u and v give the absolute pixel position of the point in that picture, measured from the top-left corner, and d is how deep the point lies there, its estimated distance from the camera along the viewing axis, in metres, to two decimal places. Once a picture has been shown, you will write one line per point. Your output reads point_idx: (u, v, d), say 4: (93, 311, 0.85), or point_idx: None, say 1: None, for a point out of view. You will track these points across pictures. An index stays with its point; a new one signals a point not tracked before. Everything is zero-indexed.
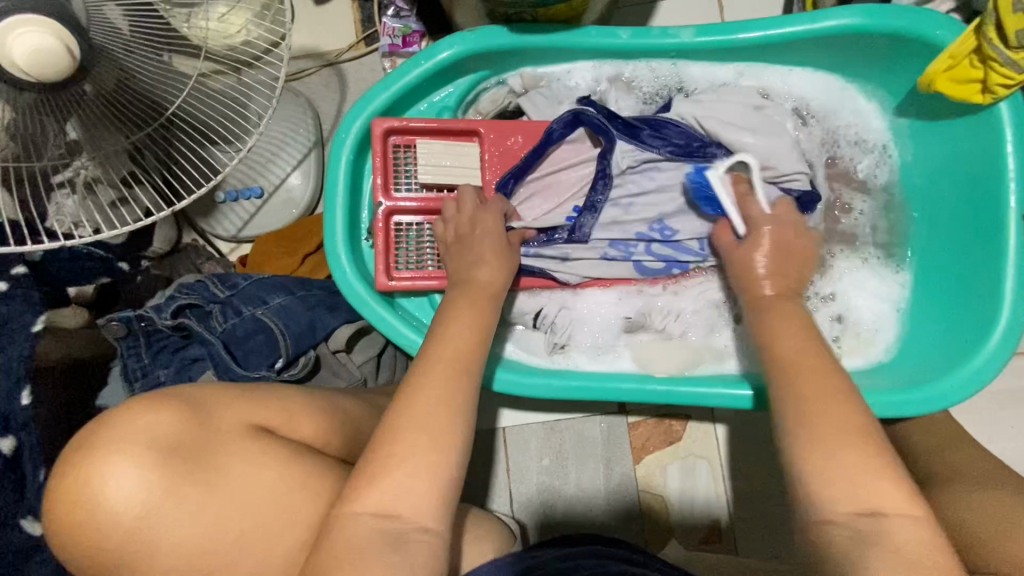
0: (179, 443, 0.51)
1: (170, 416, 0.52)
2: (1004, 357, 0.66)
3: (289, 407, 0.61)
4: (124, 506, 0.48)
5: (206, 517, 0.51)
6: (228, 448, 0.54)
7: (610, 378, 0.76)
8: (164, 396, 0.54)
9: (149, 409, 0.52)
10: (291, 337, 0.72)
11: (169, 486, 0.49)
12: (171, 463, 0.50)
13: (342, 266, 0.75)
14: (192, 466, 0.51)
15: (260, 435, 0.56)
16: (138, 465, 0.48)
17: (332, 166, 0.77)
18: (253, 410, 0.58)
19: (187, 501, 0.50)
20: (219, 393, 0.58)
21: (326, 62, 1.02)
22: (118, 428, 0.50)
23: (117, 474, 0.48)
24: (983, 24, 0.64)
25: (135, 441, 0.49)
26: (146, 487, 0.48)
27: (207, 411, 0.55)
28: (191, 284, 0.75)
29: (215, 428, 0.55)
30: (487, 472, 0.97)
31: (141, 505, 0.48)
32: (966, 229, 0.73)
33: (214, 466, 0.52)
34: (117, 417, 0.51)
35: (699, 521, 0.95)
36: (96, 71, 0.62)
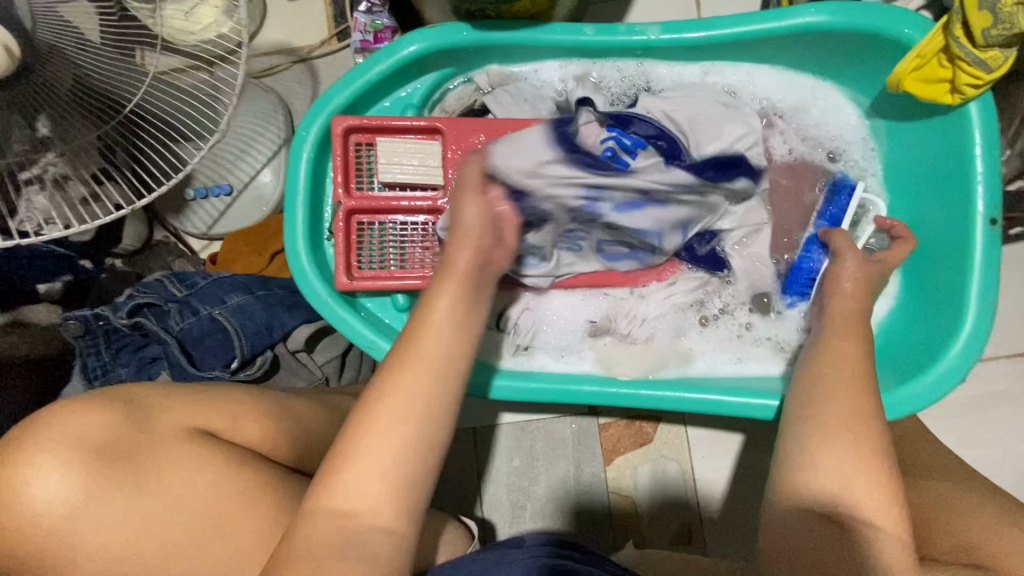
0: (110, 445, 0.52)
1: (103, 419, 0.53)
2: (967, 363, 0.65)
3: (230, 411, 0.60)
4: (45, 507, 0.49)
5: (131, 522, 0.51)
6: (162, 451, 0.54)
7: (572, 379, 0.75)
8: (102, 396, 0.55)
9: (76, 413, 0.52)
10: (246, 338, 0.71)
11: (96, 488, 0.50)
12: (100, 464, 0.51)
13: (302, 266, 0.75)
14: (123, 468, 0.52)
15: (199, 441, 0.56)
16: (65, 465, 0.50)
17: (293, 164, 0.77)
18: (194, 413, 0.58)
19: (112, 505, 0.51)
20: (160, 392, 0.58)
21: (298, 58, 1.00)
22: (42, 432, 0.51)
23: (44, 473, 0.49)
24: (949, 22, 0.62)
25: (63, 440, 0.51)
26: (72, 487, 0.50)
27: (143, 414, 0.55)
28: (149, 283, 0.75)
29: (152, 432, 0.55)
30: (455, 472, 0.97)
31: (64, 506, 0.50)
32: (935, 231, 0.72)
33: (146, 469, 0.53)
34: (48, 417, 0.52)
35: (668, 523, 0.94)
36: (47, 70, 0.61)
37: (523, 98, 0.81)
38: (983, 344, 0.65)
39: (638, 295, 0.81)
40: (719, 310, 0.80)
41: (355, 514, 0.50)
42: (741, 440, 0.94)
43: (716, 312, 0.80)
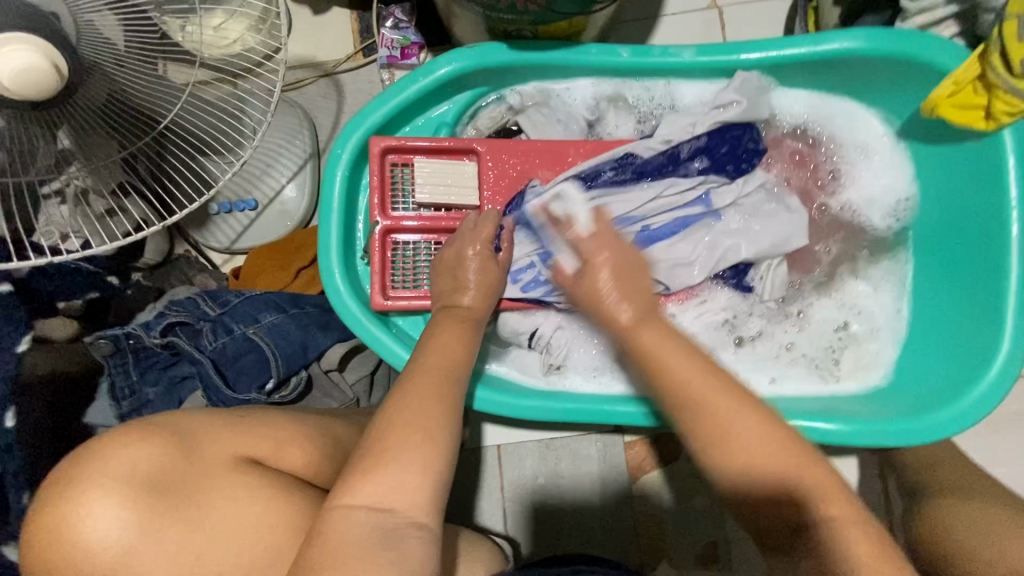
0: (162, 477, 0.50)
1: (153, 447, 0.51)
2: (1008, 385, 0.65)
3: (272, 438, 0.59)
4: (100, 545, 0.46)
5: (186, 558, 0.49)
6: (210, 483, 0.53)
7: (609, 400, 0.75)
8: (147, 426, 0.52)
9: (130, 443, 0.50)
10: (283, 357, 0.71)
11: (151, 523, 0.48)
12: (150, 502, 0.48)
13: (336, 285, 0.74)
14: (173, 501, 0.50)
15: (245, 471, 0.55)
16: (114, 505, 0.47)
17: (327, 181, 0.76)
18: (239, 441, 0.57)
19: (170, 542, 0.49)
20: (203, 422, 0.56)
21: (323, 72, 1.00)
22: (84, 471, 0.48)
23: (92, 512, 0.46)
24: (988, 50, 0.63)
25: (112, 477, 0.48)
26: (125, 525, 0.47)
27: (189, 441, 0.53)
28: (181, 301, 0.74)
29: (200, 459, 0.53)
30: (478, 488, 0.96)
31: (119, 544, 0.47)
32: (971, 255, 0.72)
33: (198, 503, 0.51)
34: (90, 452, 0.49)
35: (692, 542, 0.94)
36: (84, 87, 0.61)
37: (557, 118, 0.81)
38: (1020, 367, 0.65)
39: (672, 316, 0.80)
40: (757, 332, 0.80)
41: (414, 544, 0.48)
42: None
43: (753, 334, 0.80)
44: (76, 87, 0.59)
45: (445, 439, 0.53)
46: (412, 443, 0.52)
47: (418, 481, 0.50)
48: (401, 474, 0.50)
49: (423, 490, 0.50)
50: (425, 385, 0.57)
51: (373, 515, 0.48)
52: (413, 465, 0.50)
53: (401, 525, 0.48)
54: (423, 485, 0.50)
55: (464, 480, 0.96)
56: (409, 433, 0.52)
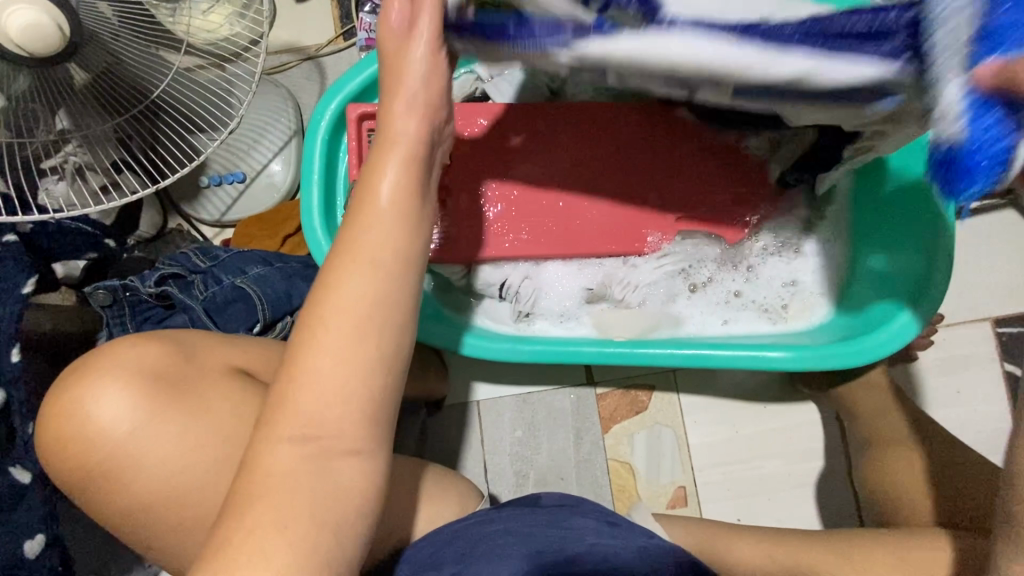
0: (165, 374, 0.56)
1: (159, 350, 0.57)
2: (927, 316, 0.72)
3: (265, 356, 0.65)
4: (113, 422, 0.53)
5: (186, 446, 0.55)
6: (209, 386, 0.58)
7: (572, 341, 0.81)
8: (151, 336, 0.58)
9: (140, 342, 0.57)
10: (269, 303, 0.77)
11: (158, 407, 0.55)
12: (153, 396, 0.55)
13: (319, 240, 0.81)
14: (173, 399, 0.56)
15: (238, 376, 0.60)
16: (122, 395, 0.54)
17: (308, 146, 0.83)
18: (234, 353, 0.62)
19: (175, 426, 0.55)
20: (207, 336, 0.62)
21: (306, 56, 1.07)
22: (99, 365, 0.54)
23: (102, 397, 0.53)
24: None
25: (122, 371, 0.54)
26: (136, 407, 0.54)
27: (191, 350, 0.59)
28: (174, 257, 0.79)
29: (200, 365, 0.59)
30: (460, 442, 1.01)
31: (130, 423, 0.54)
32: (898, 195, 0.79)
33: (198, 398, 0.57)
34: (103, 353, 0.55)
35: (664, 486, 0.99)
36: (85, 58, 0.67)
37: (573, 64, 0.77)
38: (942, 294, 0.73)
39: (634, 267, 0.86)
40: (708, 279, 0.87)
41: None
42: (729, 405, 1.00)
43: (705, 280, 0.87)
44: (75, 55, 0.66)
45: (385, 294, 0.47)
46: (348, 294, 0.47)
47: (346, 335, 0.46)
48: (328, 321, 0.46)
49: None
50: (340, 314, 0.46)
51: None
52: None
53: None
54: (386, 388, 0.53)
55: (447, 436, 1.02)
56: None
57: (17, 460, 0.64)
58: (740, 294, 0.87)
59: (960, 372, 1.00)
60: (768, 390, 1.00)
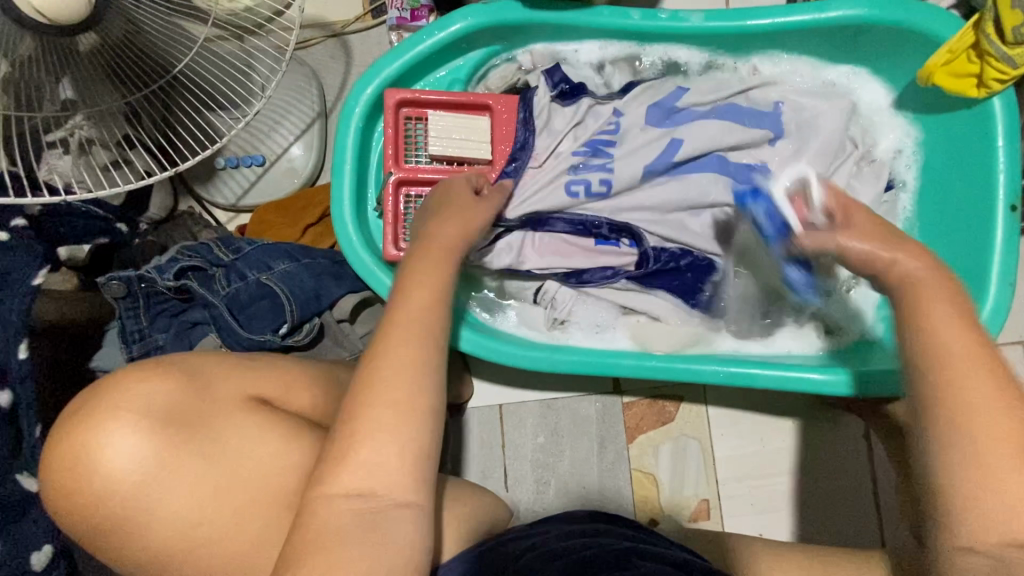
0: (173, 413, 0.53)
1: (166, 386, 0.54)
2: (984, 344, 0.69)
3: (284, 380, 0.62)
4: (120, 470, 0.49)
5: (206, 487, 0.52)
6: (223, 420, 0.55)
7: (609, 354, 0.78)
8: (161, 365, 0.55)
9: (142, 379, 0.53)
10: (297, 303, 0.72)
11: (166, 456, 0.51)
12: (163, 435, 0.51)
13: (348, 234, 0.76)
14: (188, 437, 0.53)
15: (258, 408, 0.57)
16: (130, 435, 0.50)
17: (339, 131, 0.77)
18: (249, 381, 0.60)
19: (190, 470, 0.52)
20: (215, 363, 0.59)
21: (331, 33, 1.00)
22: (103, 403, 0.51)
23: (109, 441, 0.49)
24: (982, 19, 0.67)
25: (127, 410, 0.51)
26: (143, 453, 0.50)
27: (202, 382, 0.56)
28: (194, 247, 0.74)
29: (211, 399, 0.56)
30: (478, 447, 0.99)
31: (138, 471, 0.50)
32: (960, 215, 0.75)
33: (212, 438, 0.54)
34: (106, 388, 0.52)
35: (687, 500, 0.97)
36: (104, 25, 0.61)
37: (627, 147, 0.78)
38: (1002, 321, 0.70)
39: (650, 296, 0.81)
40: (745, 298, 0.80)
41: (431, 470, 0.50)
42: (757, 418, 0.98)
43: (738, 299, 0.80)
44: (94, 22, 0.60)
45: (458, 367, 0.54)
46: (388, 374, 0.50)
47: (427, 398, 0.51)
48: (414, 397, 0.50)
49: (434, 430, 0.51)
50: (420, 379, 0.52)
51: (381, 459, 0.49)
52: (435, 405, 0.51)
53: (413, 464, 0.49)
54: (396, 416, 0.49)
55: (465, 441, 0.99)
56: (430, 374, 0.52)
57: (25, 466, 0.59)
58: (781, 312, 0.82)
59: None
60: (798, 406, 0.98)
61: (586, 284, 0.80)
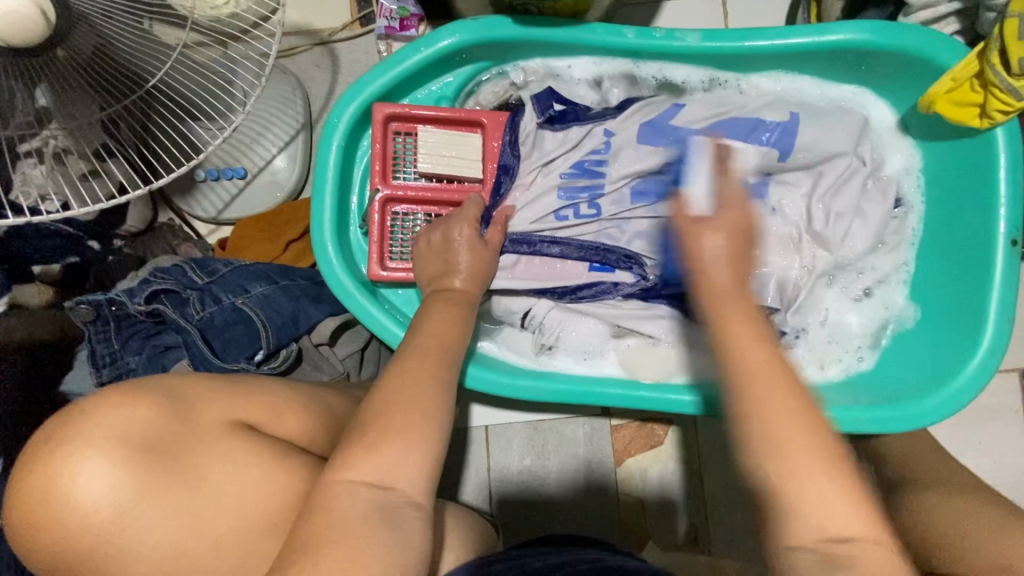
0: (152, 442, 0.50)
1: (148, 412, 0.51)
2: (981, 383, 0.67)
3: (257, 410, 0.59)
4: (93, 507, 0.46)
5: (180, 524, 0.50)
6: (208, 447, 0.53)
7: (599, 382, 0.75)
8: (138, 388, 0.52)
9: (117, 407, 0.49)
10: (273, 329, 0.69)
11: (144, 487, 0.48)
12: (145, 464, 0.48)
13: (328, 256, 0.73)
14: (167, 466, 0.50)
15: (241, 433, 0.55)
16: (107, 464, 0.46)
17: (322, 149, 0.75)
18: (238, 405, 0.57)
19: (165, 504, 0.49)
20: (196, 385, 0.56)
21: (318, 40, 0.97)
22: (82, 428, 0.47)
23: (84, 470, 0.46)
24: (987, 49, 0.64)
25: (105, 437, 0.47)
26: (119, 486, 0.47)
27: (187, 405, 0.54)
28: (167, 269, 0.72)
29: (194, 424, 0.53)
30: (466, 468, 0.97)
31: (113, 506, 0.46)
32: (960, 245, 0.73)
33: (191, 466, 0.51)
34: (87, 411, 0.48)
35: (677, 523, 0.95)
36: (71, 39, 0.58)
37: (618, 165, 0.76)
38: (1000, 358, 0.68)
39: (655, 314, 0.78)
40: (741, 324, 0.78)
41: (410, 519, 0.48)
42: None
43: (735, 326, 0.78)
44: (61, 37, 0.56)
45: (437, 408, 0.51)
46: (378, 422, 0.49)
47: (404, 442, 0.49)
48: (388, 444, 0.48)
49: (411, 474, 0.49)
50: (397, 423, 0.50)
51: (368, 493, 0.46)
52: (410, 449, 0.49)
53: (398, 506, 0.47)
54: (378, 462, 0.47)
55: (451, 462, 0.97)
56: (404, 415, 0.50)
57: None
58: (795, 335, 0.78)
59: (991, 421, 0.95)
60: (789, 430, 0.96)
61: (582, 301, 0.77)
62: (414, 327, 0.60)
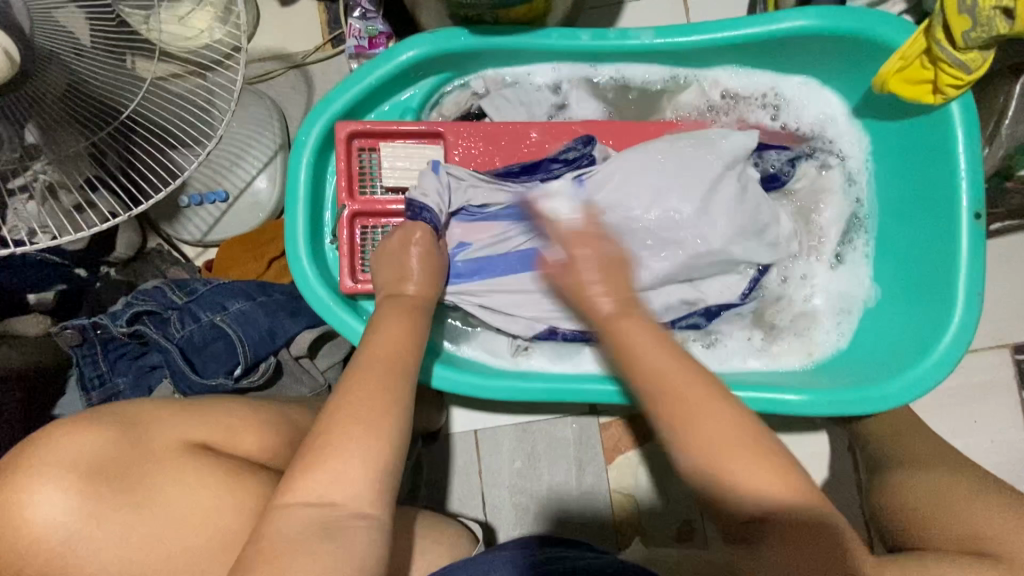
0: (107, 464, 0.52)
1: (103, 437, 0.53)
2: (952, 357, 0.67)
3: (224, 423, 0.61)
4: (46, 527, 0.49)
5: (133, 543, 0.51)
6: (159, 466, 0.54)
7: (576, 380, 0.76)
8: (96, 416, 0.54)
9: (76, 430, 0.52)
10: (250, 343, 0.71)
11: (94, 511, 0.50)
12: (97, 486, 0.51)
13: (304, 271, 0.75)
14: (120, 487, 0.52)
15: (196, 453, 0.57)
16: (59, 488, 0.49)
17: (292, 168, 0.77)
18: (191, 427, 0.59)
19: (117, 524, 0.51)
20: (157, 408, 0.58)
21: (292, 64, 1.01)
22: (40, 454, 0.51)
23: (38, 495, 0.49)
24: (931, 26, 0.65)
25: (57, 464, 0.50)
26: (71, 508, 0.50)
27: (138, 428, 0.56)
28: (148, 291, 0.74)
29: (148, 446, 0.55)
30: (456, 473, 0.98)
31: (65, 527, 0.49)
32: (923, 221, 0.74)
33: (144, 487, 0.53)
34: (45, 436, 0.52)
35: (669, 519, 0.95)
36: (43, 76, 0.60)
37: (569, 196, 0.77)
38: (972, 332, 0.67)
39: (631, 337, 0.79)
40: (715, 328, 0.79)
41: (357, 528, 0.48)
42: None
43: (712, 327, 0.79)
44: (32, 76, 0.59)
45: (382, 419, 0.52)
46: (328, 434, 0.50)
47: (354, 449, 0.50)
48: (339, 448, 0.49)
49: (365, 477, 0.50)
50: (351, 425, 0.51)
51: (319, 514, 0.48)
52: (360, 456, 0.50)
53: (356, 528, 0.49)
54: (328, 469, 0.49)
55: (443, 468, 0.98)
56: (353, 422, 0.51)
57: None
58: (771, 323, 0.79)
59: (981, 400, 0.93)
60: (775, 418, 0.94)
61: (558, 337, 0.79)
62: (369, 339, 0.61)
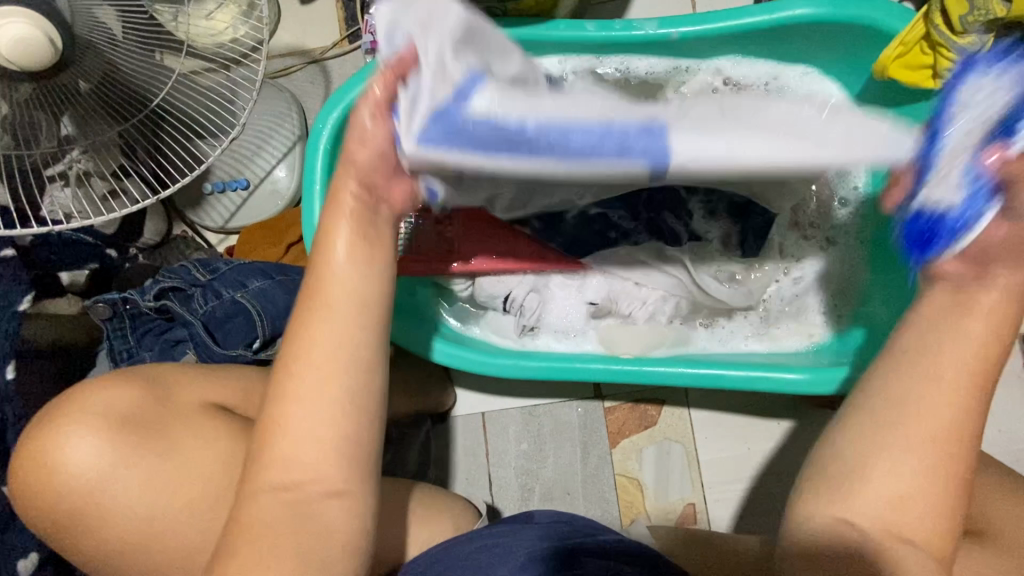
0: (133, 420, 0.57)
1: (129, 395, 0.58)
2: None
3: (239, 389, 0.64)
4: (78, 471, 0.54)
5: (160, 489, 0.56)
6: (181, 424, 0.59)
7: (579, 358, 0.78)
8: (125, 376, 0.59)
9: (108, 387, 0.57)
10: (269, 318, 0.75)
11: (121, 458, 0.55)
12: (125, 438, 0.56)
13: (319, 252, 0.79)
14: (145, 441, 0.56)
15: (215, 415, 0.60)
16: (91, 438, 0.55)
17: (309, 153, 0.81)
18: (210, 390, 0.62)
19: (141, 473, 0.55)
20: (181, 372, 0.62)
21: (311, 59, 1.05)
22: (76, 408, 0.56)
23: (72, 442, 0.54)
24: (929, 11, 0.66)
25: (89, 417, 0.55)
26: (100, 455, 0.55)
27: (164, 391, 0.59)
28: (174, 269, 0.78)
29: (173, 407, 0.59)
30: (463, 454, 1.00)
31: (95, 473, 0.55)
32: None
33: (167, 440, 0.57)
34: (80, 391, 0.57)
35: (672, 503, 0.96)
36: (81, 67, 0.64)
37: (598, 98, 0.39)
38: None
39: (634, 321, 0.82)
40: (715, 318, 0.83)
41: None
42: (742, 418, 0.97)
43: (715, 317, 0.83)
44: (70, 67, 0.63)
45: None
46: None
47: None
48: None
49: None
50: None
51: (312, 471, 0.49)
52: None
53: None
54: None
55: (451, 450, 1.01)
56: None
57: None
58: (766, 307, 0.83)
59: (991, 390, 0.93)
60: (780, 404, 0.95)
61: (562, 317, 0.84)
62: None
